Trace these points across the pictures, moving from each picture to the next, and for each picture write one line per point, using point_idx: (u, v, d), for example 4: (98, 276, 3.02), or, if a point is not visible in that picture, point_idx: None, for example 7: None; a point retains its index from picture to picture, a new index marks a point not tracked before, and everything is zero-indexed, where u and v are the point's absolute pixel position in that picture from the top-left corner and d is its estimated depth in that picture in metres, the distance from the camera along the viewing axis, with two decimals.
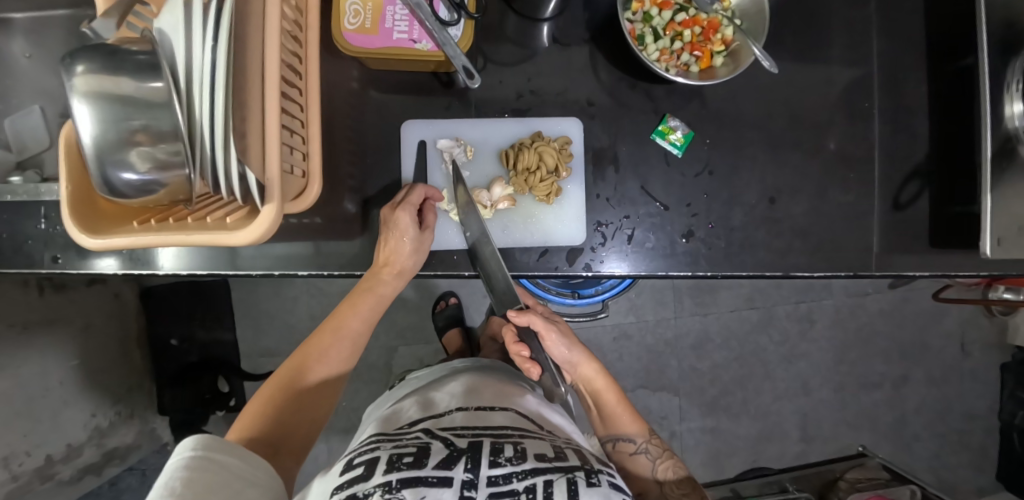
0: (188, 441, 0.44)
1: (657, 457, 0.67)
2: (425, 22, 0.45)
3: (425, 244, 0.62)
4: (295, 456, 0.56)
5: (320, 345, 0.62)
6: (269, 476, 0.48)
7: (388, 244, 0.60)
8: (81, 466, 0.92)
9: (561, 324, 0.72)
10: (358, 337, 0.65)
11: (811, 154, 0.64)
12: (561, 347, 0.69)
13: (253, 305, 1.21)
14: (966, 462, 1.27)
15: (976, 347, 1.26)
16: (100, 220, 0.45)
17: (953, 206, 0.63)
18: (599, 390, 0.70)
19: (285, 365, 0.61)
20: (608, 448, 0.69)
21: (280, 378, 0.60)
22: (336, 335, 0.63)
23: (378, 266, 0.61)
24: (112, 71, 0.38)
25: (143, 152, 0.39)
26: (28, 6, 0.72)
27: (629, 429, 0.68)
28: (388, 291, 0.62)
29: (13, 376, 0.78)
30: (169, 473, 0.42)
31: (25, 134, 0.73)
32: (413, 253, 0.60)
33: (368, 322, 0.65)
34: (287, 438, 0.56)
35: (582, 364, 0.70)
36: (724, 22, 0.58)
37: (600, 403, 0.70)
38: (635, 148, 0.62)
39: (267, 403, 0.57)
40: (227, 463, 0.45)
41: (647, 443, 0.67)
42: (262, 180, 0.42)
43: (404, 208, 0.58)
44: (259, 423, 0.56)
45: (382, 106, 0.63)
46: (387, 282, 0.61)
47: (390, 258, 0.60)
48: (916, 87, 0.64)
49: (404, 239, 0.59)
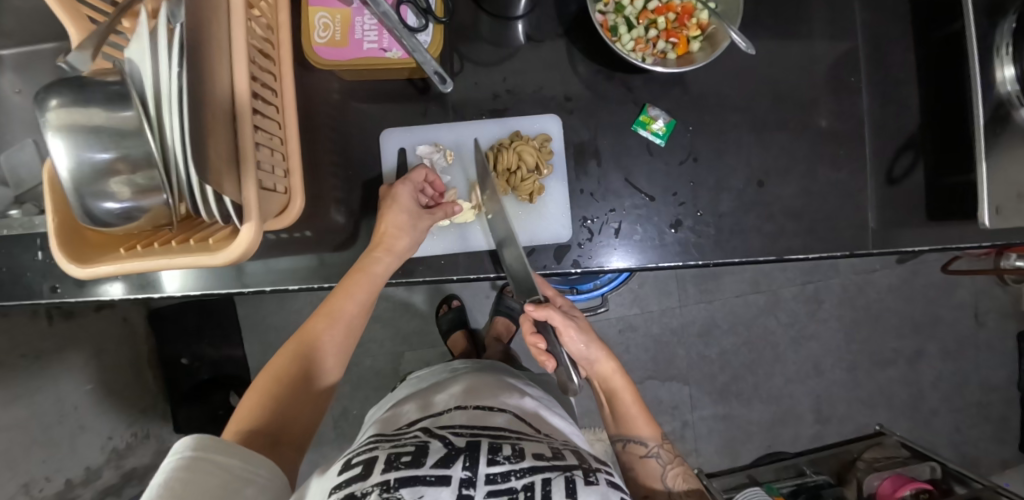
0: (187, 442, 0.44)
1: (669, 463, 0.64)
2: (393, 31, 0.46)
3: (425, 226, 0.60)
4: (298, 447, 0.56)
5: (313, 330, 0.60)
6: (272, 477, 0.48)
7: (385, 217, 0.58)
8: (101, 488, 0.94)
9: (580, 319, 0.66)
10: (354, 323, 0.62)
11: (798, 133, 0.63)
12: (579, 343, 0.64)
13: (259, 320, 1.24)
14: (988, 434, 1.24)
15: (992, 317, 1.23)
16: (90, 249, 0.46)
17: (949, 176, 0.62)
18: (615, 389, 0.66)
19: (281, 355, 0.59)
20: (618, 448, 0.66)
21: (277, 369, 0.58)
22: (330, 321, 0.60)
23: (373, 245, 0.59)
24: (82, 103, 0.38)
25: (122, 181, 0.39)
26: (14, 42, 0.74)
27: (643, 432, 0.65)
28: (384, 270, 0.59)
29: (29, 404, 0.80)
30: (167, 474, 0.43)
31: (21, 168, 0.74)
32: (409, 233, 0.58)
33: (364, 304, 0.61)
34: (287, 433, 0.55)
35: (600, 362, 0.66)
36: (698, 6, 0.57)
37: (615, 403, 0.66)
38: (617, 140, 0.61)
39: (263, 396, 0.56)
40: (226, 464, 0.45)
41: (660, 447, 0.65)
42: (239, 202, 0.43)
43: (406, 182, 0.59)
44: (258, 415, 0.55)
45: (363, 115, 0.63)
46: (381, 261, 0.59)
47: (389, 236, 0.58)
48: (903, 58, 0.63)
49: (401, 212, 0.58)
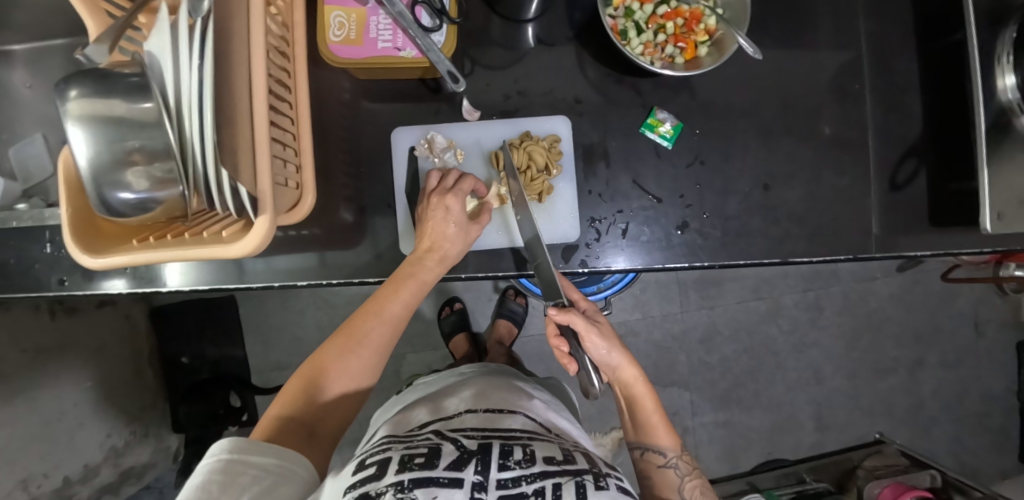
0: (223, 443, 0.45)
1: (687, 475, 0.62)
2: (408, 30, 0.48)
3: (470, 236, 0.60)
4: (329, 439, 0.55)
5: (363, 321, 0.58)
6: (308, 472, 0.48)
7: (433, 225, 0.58)
8: (99, 486, 0.93)
9: (604, 325, 0.64)
10: (401, 321, 0.60)
11: (804, 139, 0.64)
12: (602, 349, 0.61)
13: (262, 321, 1.20)
14: (987, 444, 1.25)
15: (991, 326, 1.24)
16: (102, 241, 0.46)
17: (953, 182, 0.62)
18: (636, 396, 0.64)
19: (324, 347, 0.57)
20: (636, 455, 0.65)
21: (320, 358, 0.57)
22: (376, 320, 0.58)
23: (422, 252, 0.58)
24: (104, 95, 0.39)
25: (138, 171, 0.39)
26: (25, 37, 0.74)
27: (661, 441, 0.63)
28: (431, 278, 0.59)
29: (28, 401, 0.80)
30: (204, 475, 0.43)
31: (29, 162, 0.74)
32: (459, 241, 0.59)
33: (410, 306, 0.60)
34: (319, 425, 0.54)
35: (621, 368, 0.63)
36: (706, 12, 0.57)
37: (635, 410, 0.64)
38: (625, 144, 0.62)
39: (304, 388, 0.55)
40: (260, 463, 0.45)
41: (678, 458, 0.63)
42: (255, 195, 0.43)
43: (455, 194, 0.59)
44: (295, 406, 0.54)
45: (374, 114, 0.63)
46: (430, 269, 0.58)
47: (440, 245, 0.58)
48: (906, 67, 0.64)
49: (451, 223, 0.58)
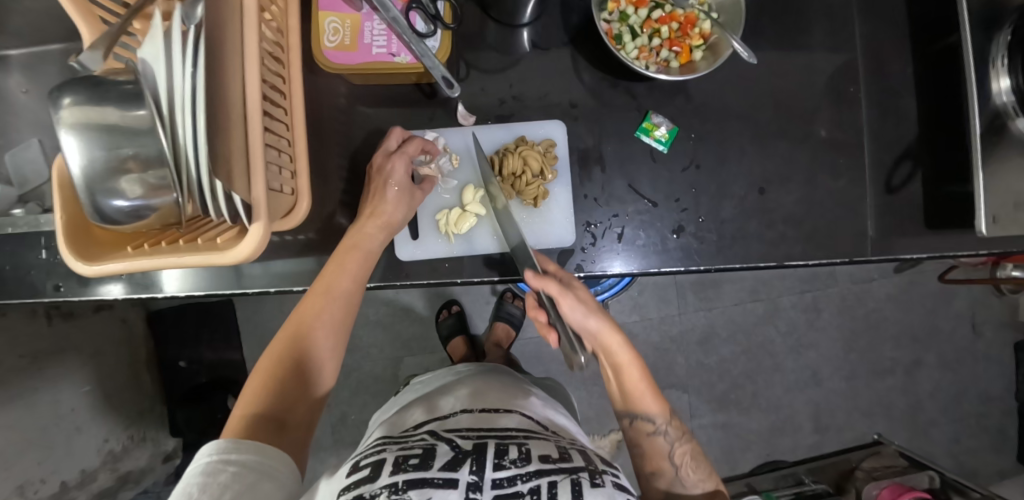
0: (210, 447, 0.45)
1: (677, 441, 0.60)
2: (402, 36, 0.47)
3: (414, 200, 0.61)
4: (302, 430, 0.54)
5: (308, 306, 0.57)
6: (290, 474, 0.48)
7: (377, 193, 0.59)
8: (96, 491, 0.92)
9: (581, 288, 0.59)
10: (351, 298, 0.58)
11: (798, 142, 0.64)
12: (578, 313, 0.57)
13: (259, 324, 1.21)
14: (986, 445, 1.25)
15: (989, 327, 1.24)
16: (97, 248, 0.46)
17: (948, 184, 0.63)
18: (620, 364, 0.60)
19: (279, 338, 0.57)
20: (624, 424, 0.62)
21: (275, 349, 0.56)
22: (324, 298, 0.57)
23: (363, 220, 0.58)
24: (98, 102, 0.39)
25: (133, 179, 0.39)
26: (22, 42, 0.74)
27: (650, 408, 0.60)
28: (376, 245, 0.59)
29: (24, 406, 0.79)
30: (185, 479, 0.43)
31: (26, 167, 0.74)
32: (402, 206, 0.59)
33: (359, 280, 0.58)
34: (289, 416, 0.53)
35: (603, 334, 0.59)
36: (700, 16, 0.58)
37: (620, 375, 0.61)
38: (620, 147, 0.62)
39: (266, 381, 0.54)
40: (245, 461, 0.45)
41: (668, 424, 0.61)
42: (249, 202, 0.43)
43: (400, 155, 0.58)
44: (257, 401, 0.53)
45: (369, 119, 0.63)
46: (372, 235, 0.58)
47: (382, 211, 0.58)
48: (900, 70, 0.64)
49: (393, 187, 0.58)
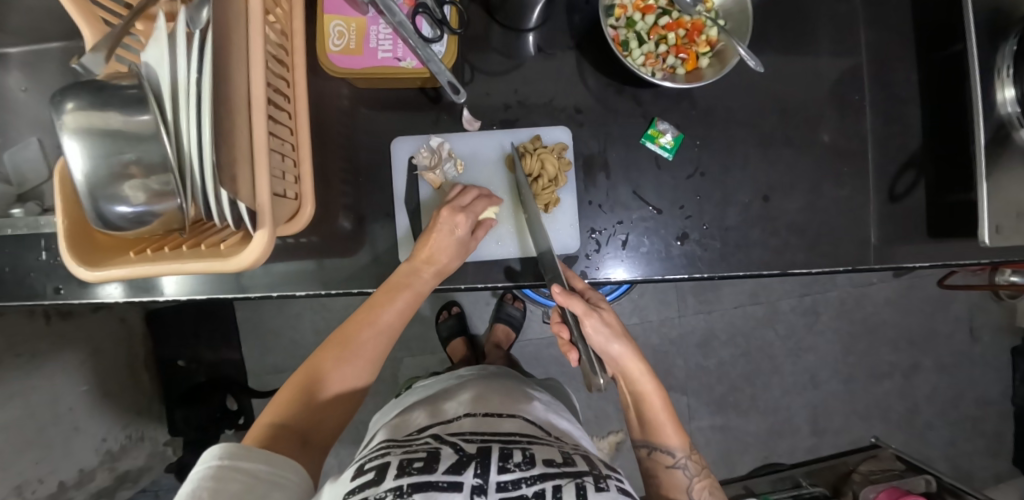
0: (215, 450, 0.44)
1: (695, 475, 0.59)
2: (408, 39, 0.47)
3: (468, 248, 0.60)
4: (321, 449, 0.54)
5: (353, 331, 0.58)
6: (302, 483, 0.48)
7: (431, 237, 0.58)
8: (94, 490, 0.92)
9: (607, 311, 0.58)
10: (392, 331, 0.60)
11: (803, 149, 0.64)
12: (600, 331, 0.57)
13: (259, 323, 1.23)
14: (982, 449, 1.25)
15: (986, 332, 1.25)
16: (97, 253, 0.46)
17: (952, 193, 0.63)
18: (643, 393, 0.59)
19: (318, 354, 0.57)
20: (642, 454, 0.61)
21: (314, 364, 0.57)
22: (370, 328, 0.58)
23: (418, 262, 0.58)
24: (101, 107, 0.38)
25: (135, 184, 0.39)
26: (21, 40, 0.74)
27: (671, 441, 0.59)
28: (426, 288, 0.59)
29: (23, 406, 0.79)
30: (194, 482, 0.42)
31: (24, 167, 0.74)
32: (457, 254, 0.59)
33: (402, 316, 0.59)
34: (316, 432, 0.54)
35: (626, 361, 0.58)
36: (707, 23, 0.58)
37: (643, 406, 0.59)
38: (625, 153, 0.62)
39: (298, 394, 0.55)
40: (252, 470, 0.44)
41: (688, 458, 0.59)
42: (254, 208, 0.43)
43: (465, 213, 0.58)
44: (289, 413, 0.53)
45: (373, 122, 0.63)
46: (425, 280, 0.58)
47: (433, 253, 0.57)
48: (905, 78, 0.64)
49: (450, 234, 0.57)
